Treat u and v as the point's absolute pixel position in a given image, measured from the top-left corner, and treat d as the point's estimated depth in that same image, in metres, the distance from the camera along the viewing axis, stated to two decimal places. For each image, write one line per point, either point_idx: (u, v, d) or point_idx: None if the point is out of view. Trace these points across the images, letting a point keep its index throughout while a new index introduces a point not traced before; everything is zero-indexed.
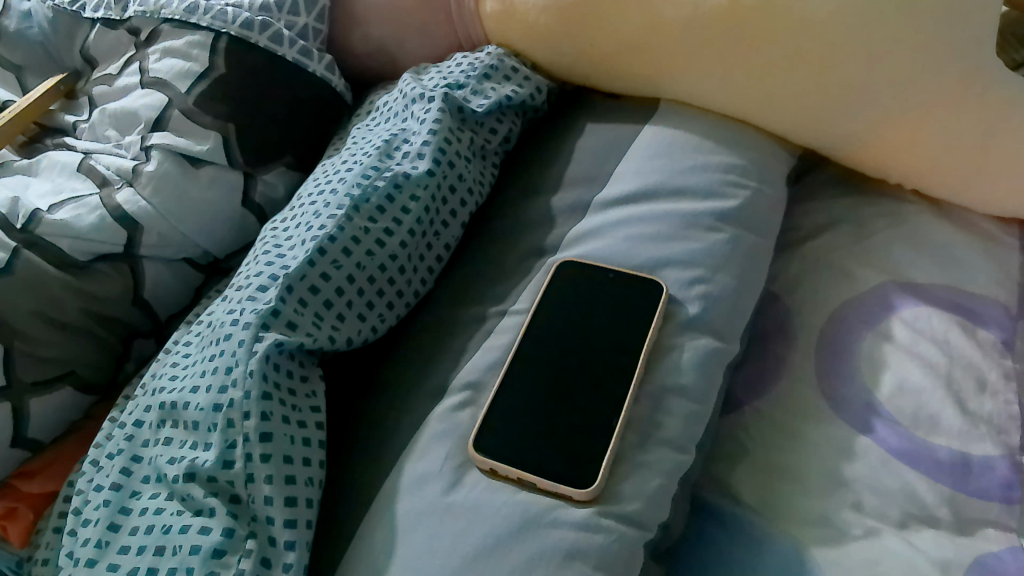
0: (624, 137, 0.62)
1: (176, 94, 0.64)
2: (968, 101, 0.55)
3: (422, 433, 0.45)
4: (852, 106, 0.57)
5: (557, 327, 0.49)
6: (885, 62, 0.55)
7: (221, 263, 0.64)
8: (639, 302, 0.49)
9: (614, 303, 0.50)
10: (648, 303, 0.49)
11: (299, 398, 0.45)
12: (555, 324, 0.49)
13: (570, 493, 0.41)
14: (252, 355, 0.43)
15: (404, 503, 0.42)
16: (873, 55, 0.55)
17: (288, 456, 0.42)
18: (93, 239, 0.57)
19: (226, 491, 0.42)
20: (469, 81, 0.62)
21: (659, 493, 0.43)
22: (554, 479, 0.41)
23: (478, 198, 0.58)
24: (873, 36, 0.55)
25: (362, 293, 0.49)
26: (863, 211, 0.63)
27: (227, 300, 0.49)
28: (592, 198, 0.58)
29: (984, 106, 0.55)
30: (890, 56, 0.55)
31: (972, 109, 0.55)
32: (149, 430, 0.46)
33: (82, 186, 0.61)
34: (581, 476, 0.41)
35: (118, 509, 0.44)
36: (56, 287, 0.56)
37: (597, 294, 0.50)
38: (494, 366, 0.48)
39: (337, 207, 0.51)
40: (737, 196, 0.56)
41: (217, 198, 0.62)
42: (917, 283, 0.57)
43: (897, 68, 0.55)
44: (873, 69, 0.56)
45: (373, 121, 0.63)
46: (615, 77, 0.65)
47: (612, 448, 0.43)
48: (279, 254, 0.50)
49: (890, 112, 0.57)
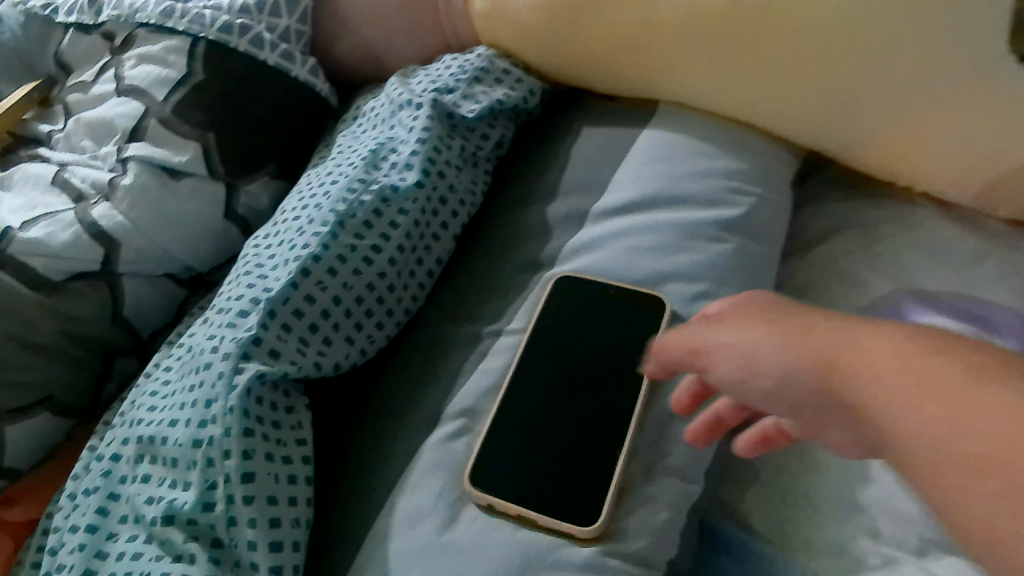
0: (622, 142, 0.59)
1: (153, 102, 0.61)
2: (970, 107, 0.52)
3: (414, 465, 0.43)
4: (853, 111, 0.55)
5: (556, 347, 0.47)
6: (879, 66, 0.53)
7: (204, 277, 0.62)
8: (641, 320, 0.47)
9: (613, 322, 0.48)
10: (651, 322, 0.47)
11: (285, 430, 0.42)
12: (554, 345, 0.47)
13: (573, 532, 0.39)
14: (232, 388, 0.41)
15: (396, 542, 0.40)
16: (869, 60, 0.53)
17: (272, 496, 0.40)
18: (69, 258, 0.55)
19: (207, 534, 0.40)
20: (458, 84, 0.59)
21: (665, 527, 0.40)
22: (555, 516, 0.39)
23: (470, 207, 0.56)
24: (867, 40, 0.53)
25: (350, 314, 0.47)
26: (870, 214, 0.61)
27: (209, 324, 0.47)
28: (590, 207, 0.55)
29: (989, 113, 0.52)
30: (885, 60, 0.53)
31: (975, 115, 0.52)
32: (127, 464, 0.44)
33: (56, 201, 0.58)
34: (586, 513, 0.39)
35: (95, 553, 0.41)
36: (31, 309, 0.54)
37: (597, 310, 0.48)
38: (490, 393, 0.46)
39: (321, 223, 0.48)
40: (741, 204, 0.54)
41: (199, 211, 0.59)
42: (930, 292, 0.55)
43: (891, 75, 0.53)
44: (867, 74, 0.54)
45: (360, 127, 0.61)
46: (611, 77, 0.62)
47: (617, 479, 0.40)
48: (260, 275, 0.47)
49: (887, 119, 0.55)
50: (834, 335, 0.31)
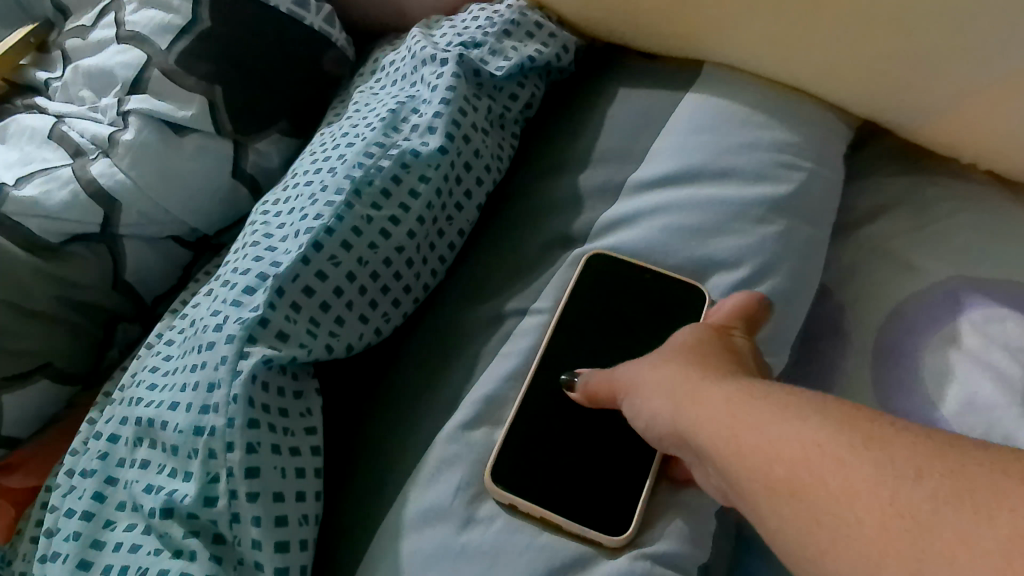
0: (663, 106, 0.54)
1: (156, 51, 0.57)
2: None
3: (427, 456, 0.40)
4: (913, 85, 0.51)
5: (585, 338, 0.44)
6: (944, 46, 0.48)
7: (211, 239, 0.58)
8: (680, 310, 0.44)
9: (650, 311, 0.45)
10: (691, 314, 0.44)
11: (293, 418, 0.39)
12: (584, 335, 0.44)
13: (600, 538, 0.36)
14: (236, 375, 0.38)
15: (409, 542, 0.37)
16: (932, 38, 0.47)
17: (278, 493, 0.37)
18: (66, 219, 0.52)
19: (208, 530, 0.37)
20: (486, 38, 0.54)
21: (700, 533, 0.37)
22: (576, 519, 0.37)
23: (496, 174, 0.52)
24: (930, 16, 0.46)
25: (365, 292, 0.43)
26: (928, 191, 0.56)
27: (213, 298, 0.43)
28: (626, 177, 0.51)
29: None
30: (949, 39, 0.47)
31: None
32: (125, 447, 0.41)
33: (52, 157, 0.54)
34: (613, 519, 0.37)
35: (90, 544, 0.39)
36: (25, 273, 0.51)
37: (631, 297, 0.45)
38: (513, 380, 0.42)
39: (335, 191, 0.44)
40: (791, 180, 0.49)
41: (204, 170, 0.55)
42: (991, 281, 0.51)
43: (954, 54, 0.48)
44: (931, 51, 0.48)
45: (378, 83, 0.56)
46: (652, 33, 0.56)
47: (649, 482, 0.38)
48: (269, 246, 0.43)
49: (951, 96, 0.50)
50: (706, 399, 0.32)
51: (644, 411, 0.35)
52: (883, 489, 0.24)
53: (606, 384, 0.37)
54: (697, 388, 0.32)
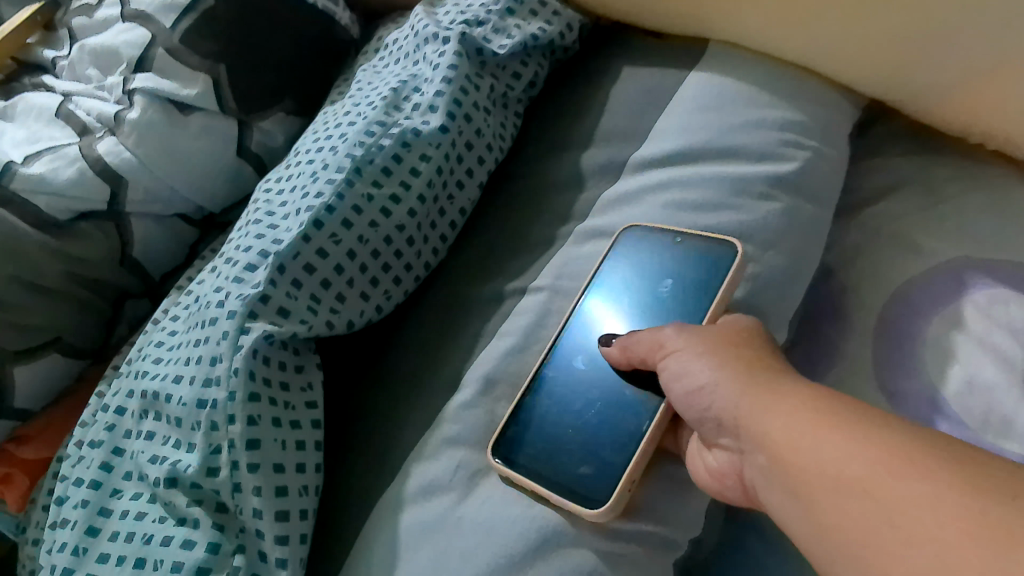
0: (667, 85, 0.54)
1: (160, 29, 0.57)
2: None
3: (432, 435, 0.40)
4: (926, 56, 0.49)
5: (597, 306, 0.43)
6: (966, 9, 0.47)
7: (217, 218, 0.59)
8: (695, 268, 0.41)
9: (668, 270, 0.43)
10: (709, 271, 0.41)
11: (293, 393, 0.40)
12: (595, 304, 0.43)
13: (584, 513, 0.35)
14: (237, 349, 0.38)
15: (407, 514, 0.37)
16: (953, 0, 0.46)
17: (279, 464, 0.37)
18: (73, 197, 0.52)
19: (211, 499, 0.38)
20: (489, 16, 0.54)
21: (693, 510, 0.37)
22: (569, 497, 0.36)
23: (498, 153, 0.52)
24: None
25: (366, 270, 0.44)
26: (935, 171, 0.56)
27: (216, 275, 0.44)
28: (628, 156, 0.51)
29: None
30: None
31: None
32: (132, 419, 0.42)
33: (59, 135, 0.55)
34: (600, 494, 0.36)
35: (97, 512, 0.40)
36: (34, 250, 0.51)
37: (645, 260, 0.44)
38: (514, 356, 0.42)
39: (336, 170, 0.45)
40: (798, 158, 0.48)
41: (209, 149, 0.56)
42: (996, 262, 0.50)
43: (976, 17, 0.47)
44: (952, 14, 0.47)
45: (382, 62, 0.56)
46: (658, 10, 0.56)
47: (645, 454, 0.36)
48: (271, 224, 0.44)
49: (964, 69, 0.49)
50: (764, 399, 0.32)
51: (688, 378, 0.35)
52: (975, 502, 0.24)
53: (651, 343, 0.38)
54: (760, 385, 0.33)
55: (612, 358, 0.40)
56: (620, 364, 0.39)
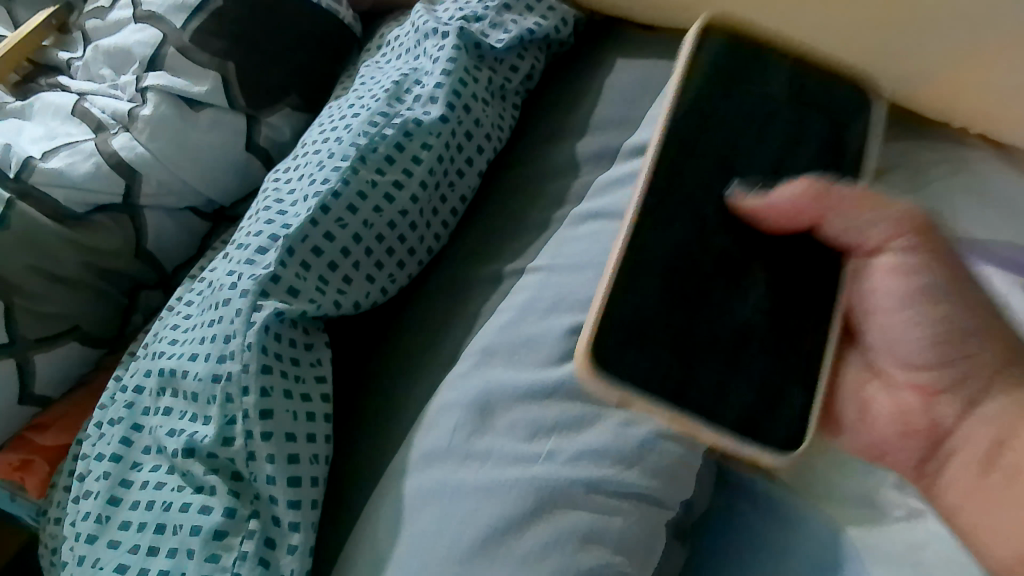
0: (659, 75, 0.56)
1: (171, 29, 0.59)
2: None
3: (431, 404, 0.42)
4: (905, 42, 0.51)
5: (692, 180, 0.37)
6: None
7: (226, 211, 0.61)
8: (841, 109, 0.41)
9: (786, 134, 0.40)
10: (851, 109, 0.41)
11: (303, 368, 0.42)
12: (692, 176, 0.37)
13: (758, 453, 0.34)
14: (250, 325, 0.40)
15: (411, 481, 0.39)
16: None
17: (290, 433, 0.40)
18: (90, 190, 0.54)
19: (226, 468, 0.40)
20: (487, 12, 0.56)
21: (678, 468, 0.39)
22: (731, 431, 0.34)
23: (497, 143, 0.54)
24: None
25: (371, 253, 0.46)
26: (920, 154, 0.57)
27: (228, 260, 0.46)
28: (622, 142, 0.52)
29: None
30: None
31: None
32: (150, 396, 0.44)
33: (76, 131, 0.57)
34: (790, 439, 0.34)
35: (119, 482, 0.42)
36: (53, 240, 0.54)
37: (751, 127, 0.39)
38: (511, 327, 0.44)
39: (341, 157, 0.47)
40: None
41: (219, 143, 0.58)
42: (978, 241, 0.52)
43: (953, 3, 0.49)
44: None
45: (383, 57, 0.58)
46: (648, 5, 0.58)
47: (814, 405, 0.35)
48: (280, 210, 0.46)
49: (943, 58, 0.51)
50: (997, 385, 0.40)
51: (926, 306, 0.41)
52: None
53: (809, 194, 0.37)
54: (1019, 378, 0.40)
55: (758, 210, 0.37)
56: (767, 216, 0.37)
